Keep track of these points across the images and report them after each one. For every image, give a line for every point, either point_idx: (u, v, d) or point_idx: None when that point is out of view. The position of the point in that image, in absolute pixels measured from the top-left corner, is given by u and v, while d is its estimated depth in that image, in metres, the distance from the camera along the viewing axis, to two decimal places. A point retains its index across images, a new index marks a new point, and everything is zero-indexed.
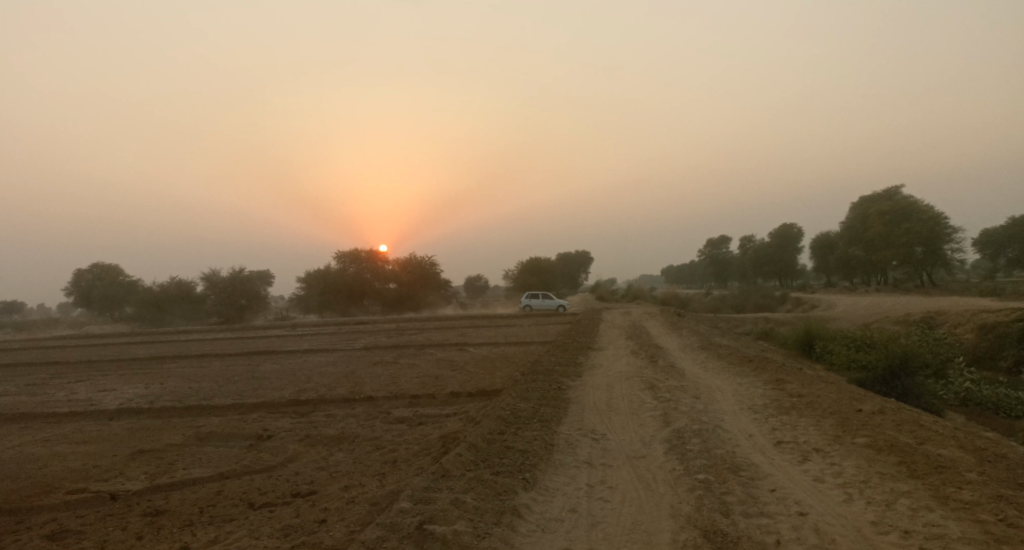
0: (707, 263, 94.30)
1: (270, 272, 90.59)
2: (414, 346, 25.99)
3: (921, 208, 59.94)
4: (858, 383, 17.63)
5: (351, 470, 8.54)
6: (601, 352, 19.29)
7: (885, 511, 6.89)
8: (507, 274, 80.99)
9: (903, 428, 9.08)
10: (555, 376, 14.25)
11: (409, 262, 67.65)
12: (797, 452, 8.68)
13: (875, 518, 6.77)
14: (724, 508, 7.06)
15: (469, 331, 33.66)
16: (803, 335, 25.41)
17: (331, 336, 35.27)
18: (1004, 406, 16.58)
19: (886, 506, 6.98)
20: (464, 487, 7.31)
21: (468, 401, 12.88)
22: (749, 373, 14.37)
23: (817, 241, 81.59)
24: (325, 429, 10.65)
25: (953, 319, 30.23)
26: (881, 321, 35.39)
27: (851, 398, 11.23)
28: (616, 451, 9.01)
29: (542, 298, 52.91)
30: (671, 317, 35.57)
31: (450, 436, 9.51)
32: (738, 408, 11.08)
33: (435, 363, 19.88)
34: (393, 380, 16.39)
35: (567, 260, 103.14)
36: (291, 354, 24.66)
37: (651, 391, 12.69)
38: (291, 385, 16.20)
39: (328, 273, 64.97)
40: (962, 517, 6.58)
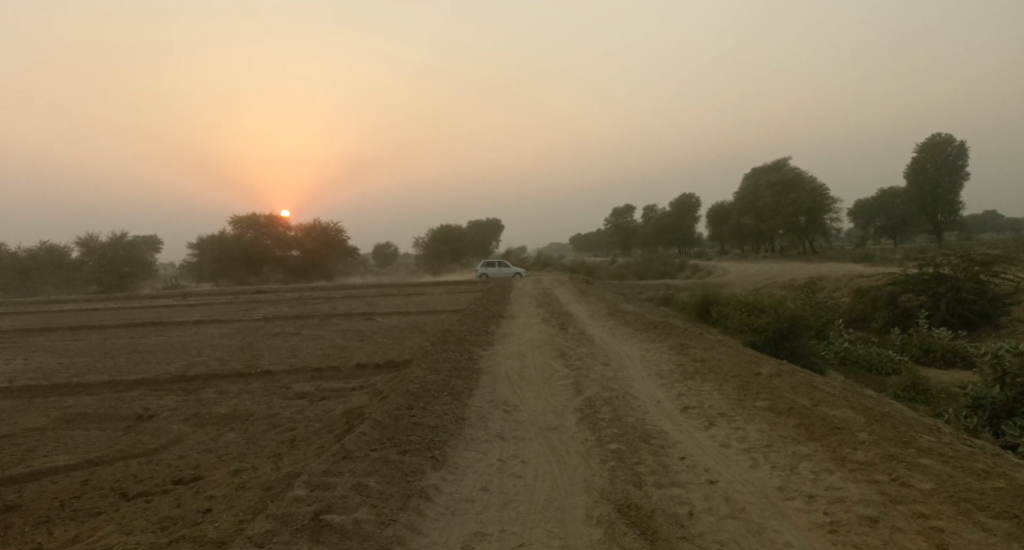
0: (611, 232, 96.51)
1: (158, 237, 84.95)
2: (317, 315, 25.04)
3: (806, 180, 63.57)
4: (750, 345, 18.46)
5: (246, 452, 8.00)
6: (510, 320, 19.20)
7: (789, 475, 7.13)
8: (416, 241, 79.72)
9: (801, 391, 9.48)
10: (464, 345, 14.03)
11: (312, 228, 65.14)
12: (703, 418, 8.88)
13: (780, 483, 6.99)
14: (637, 480, 7.09)
15: (376, 300, 32.85)
16: (701, 301, 26.41)
17: (227, 307, 33.48)
18: (878, 364, 17.86)
19: (790, 471, 7.23)
20: (366, 471, 6.97)
21: (374, 374, 12.45)
22: (654, 339, 14.69)
23: (712, 210, 85.11)
24: (216, 407, 9.96)
25: (833, 284, 32.34)
26: (770, 286, 37.38)
27: (750, 362, 11.65)
28: (528, 423, 8.91)
29: (498, 267, 49.88)
30: (578, 284, 36.14)
31: (355, 411, 9.10)
32: (646, 374, 11.26)
33: (339, 334, 19.18)
34: (293, 352, 15.65)
35: (476, 227, 102.69)
36: (181, 325, 23.15)
37: (561, 359, 12.70)
38: (180, 359, 15.14)
39: (222, 239, 61.54)
40: (859, 479, 6.90)
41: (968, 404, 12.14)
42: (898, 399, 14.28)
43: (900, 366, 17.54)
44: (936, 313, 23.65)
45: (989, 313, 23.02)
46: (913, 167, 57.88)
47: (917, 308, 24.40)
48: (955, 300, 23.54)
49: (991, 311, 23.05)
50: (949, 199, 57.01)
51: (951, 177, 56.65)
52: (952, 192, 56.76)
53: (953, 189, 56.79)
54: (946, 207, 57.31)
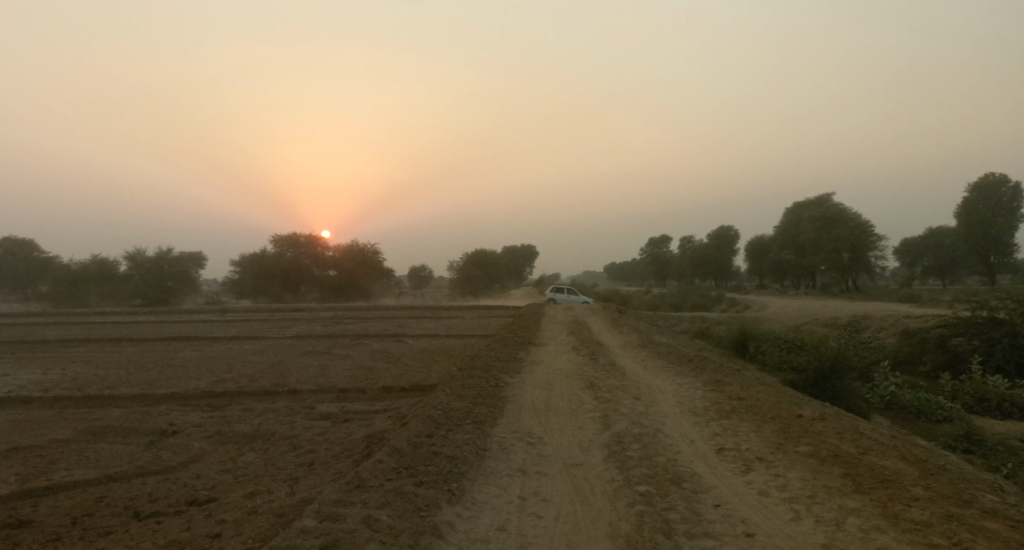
0: (648, 262, 95.58)
1: (201, 253, 86.97)
2: (348, 335, 25.05)
3: (850, 216, 62.13)
4: (790, 385, 17.76)
5: (262, 474, 7.82)
6: (541, 348, 18.89)
7: (834, 531, 6.62)
8: (452, 265, 80.02)
9: (845, 438, 8.94)
10: (493, 372, 13.74)
11: (350, 249, 65.96)
12: (739, 461, 8.42)
13: (824, 540, 6.48)
14: (666, 528, 6.67)
15: (409, 322, 32.81)
16: (738, 335, 25.70)
17: (263, 323, 33.84)
18: (926, 410, 16.98)
19: (835, 526, 6.72)
20: (379, 503, 6.70)
21: (400, 397, 12.24)
22: (689, 373, 14.21)
23: (752, 244, 83.69)
24: (237, 425, 9.84)
25: (877, 324, 31.22)
26: (811, 323, 36.32)
27: (790, 402, 11.12)
28: (553, 457, 8.56)
29: (569, 293, 48.34)
30: (613, 314, 35.61)
31: (376, 436, 8.87)
32: (680, 410, 10.82)
33: (369, 355, 19.08)
34: (320, 372, 15.58)
35: (512, 253, 102.79)
36: (215, 340, 23.38)
37: (591, 390, 12.33)
38: (209, 375, 15.18)
39: (263, 257, 62.65)
40: (912, 540, 6.35)
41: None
42: (948, 449, 13.48)
43: (950, 414, 16.63)
44: (989, 359, 22.52)
45: None
46: (964, 207, 56.11)
47: (968, 353, 23.28)
48: (1010, 347, 22.40)
49: None
50: (1002, 241, 54.85)
51: (1004, 219, 54.75)
52: (1005, 233, 54.61)
53: (1006, 230, 54.69)
54: (999, 248, 55.10)
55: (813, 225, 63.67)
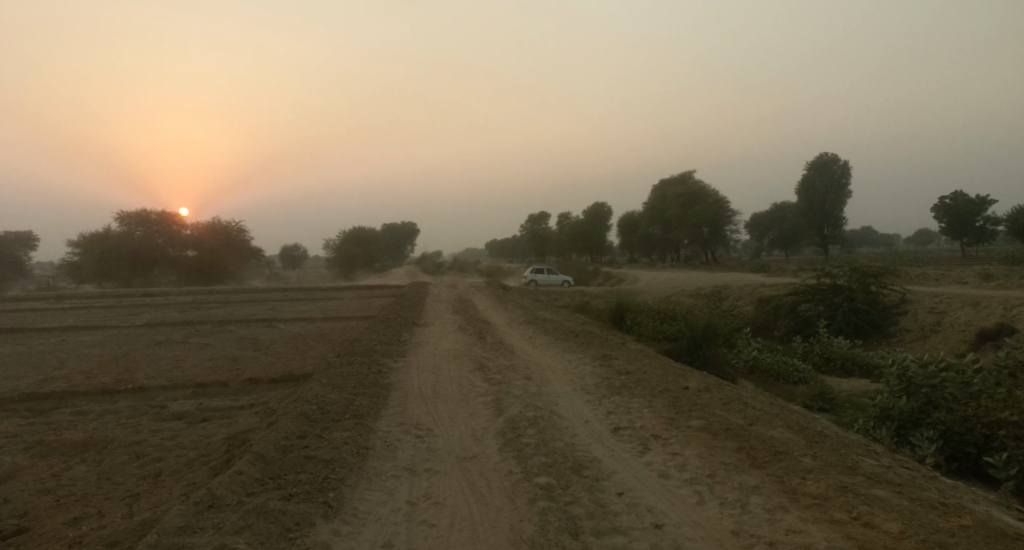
0: (525, 238, 96.72)
1: (33, 234, 77.83)
2: (210, 321, 23.07)
3: (708, 193, 65.79)
4: (665, 355, 18.21)
5: (97, 492, 6.67)
6: (424, 328, 18.22)
7: (741, 515, 6.56)
8: (326, 244, 76.81)
9: (734, 409, 9.09)
10: (373, 357, 12.93)
11: (211, 227, 61.56)
12: (636, 442, 8.31)
13: (733, 526, 6.41)
14: (572, 527, 6.32)
15: (279, 304, 30.94)
16: (614, 308, 26.27)
17: (110, 311, 30.67)
18: (785, 373, 17.86)
19: (741, 509, 6.68)
20: (236, 527, 5.83)
21: (270, 389, 11.17)
22: (576, 349, 14.13)
23: (622, 219, 86.70)
24: (68, 434, 8.46)
25: (737, 293, 33.07)
26: (679, 294, 38.03)
27: (676, 374, 11.24)
28: (445, 450, 8.02)
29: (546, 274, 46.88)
30: (493, 291, 35.41)
31: (242, 437, 7.92)
32: (571, 389, 10.63)
33: (233, 342, 17.54)
34: (176, 364, 14.05)
35: (389, 230, 100.39)
36: (49, 332, 20.73)
37: (478, 372, 11.88)
38: (38, 373, 13.24)
39: (108, 236, 56.89)
40: (818, 518, 6.41)
41: (876, 415, 12.09)
42: (805, 408, 14.20)
43: (806, 376, 17.64)
44: (834, 322, 24.29)
45: (880, 323, 23.84)
46: (804, 184, 60.86)
47: (816, 317, 25.06)
48: (851, 310, 24.27)
49: (884, 321, 23.92)
50: (834, 215, 60.35)
51: (835, 194, 59.97)
52: (837, 208, 60.10)
53: (838, 205, 60.12)
54: (831, 222, 60.53)
55: (677, 201, 66.86)
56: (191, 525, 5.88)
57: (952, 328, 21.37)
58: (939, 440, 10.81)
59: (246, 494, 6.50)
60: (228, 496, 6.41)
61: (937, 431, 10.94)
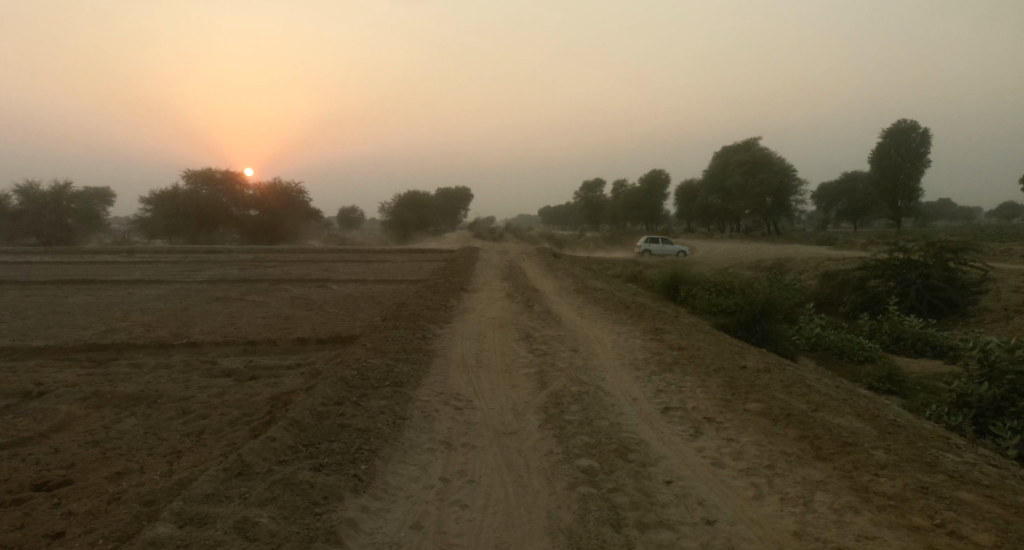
0: (581, 205, 95.49)
1: (108, 190, 81.15)
2: (266, 279, 23.48)
3: (774, 161, 63.27)
4: (721, 329, 17.54)
5: (139, 447, 6.75)
6: (473, 294, 18.05)
7: (805, 514, 6.13)
8: (383, 206, 77.47)
9: (796, 393, 8.60)
10: (419, 322, 12.82)
11: (272, 187, 62.78)
12: (688, 424, 7.95)
13: (795, 527, 5.97)
14: (614, 518, 6.01)
15: (334, 265, 31.30)
16: (670, 279, 25.53)
17: (174, 266, 31.67)
18: (850, 351, 16.96)
19: (805, 507, 6.24)
20: (263, 499, 5.75)
21: (316, 350, 11.19)
22: (627, 321, 13.67)
23: (682, 187, 84.47)
24: (119, 386, 8.63)
25: (800, 266, 31.73)
26: (738, 266, 36.80)
27: (732, 351, 10.73)
28: (484, 424, 7.82)
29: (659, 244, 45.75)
30: (546, 257, 35.00)
31: (284, 399, 7.90)
32: (620, 363, 10.28)
33: (286, 301, 17.76)
34: (230, 320, 14.29)
35: (445, 194, 100.63)
36: (114, 285, 21.46)
37: (525, 342, 11.61)
38: (99, 324, 13.65)
39: (175, 193, 58.67)
40: (893, 525, 5.88)
41: (951, 401, 11.25)
42: (871, 389, 13.40)
43: (872, 354, 16.69)
44: (905, 300, 22.97)
45: (957, 302, 22.42)
46: (880, 151, 57.82)
47: (886, 294, 23.70)
48: (924, 288, 22.88)
49: (960, 299, 22.49)
50: (908, 186, 57.25)
51: (913, 164, 56.70)
52: (913, 178, 56.84)
53: (914, 176, 56.79)
54: (906, 193, 57.47)
55: (740, 169, 64.55)
56: (219, 494, 5.85)
57: None
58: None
59: (278, 463, 6.44)
60: (258, 463, 6.37)
61: (1021, 421, 10.17)
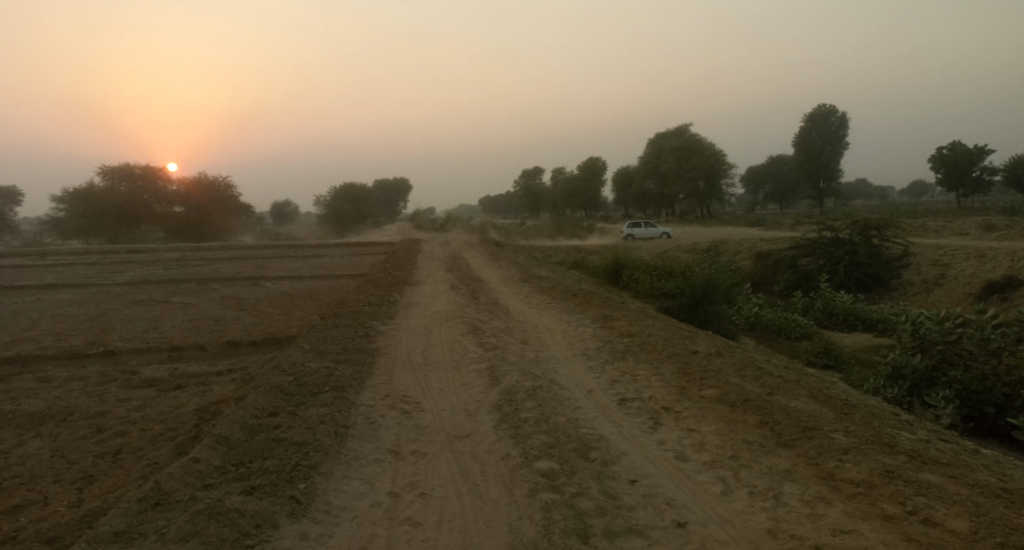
0: (519, 194, 95.54)
1: (18, 190, 76.35)
2: (194, 279, 22.31)
3: (705, 146, 64.65)
4: (664, 312, 17.60)
5: (46, 474, 6.09)
6: (415, 287, 17.55)
7: (777, 507, 6.01)
8: (317, 199, 75.49)
9: (751, 378, 8.63)
10: (360, 319, 12.28)
11: (197, 182, 60.17)
12: (646, 415, 7.83)
13: (769, 524, 5.77)
14: (580, 526, 5.71)
15: (267, 262, 30.12)
16: (611, 264, 25.61)
17: (92, 268, 29.86)
18: (787, 328, 17.28)
19: (775, 499, 6.12)
20: (183, 533, 5.16)
21: (250, 353, 10.54)
22: (574, 309, 13.46)
23: (617, 174, 85.47)
24: (25, 404, 7.83)
25: (735, 247, 32.39)
26: (675, 250, 37.35)
27: (682, 337, 10.68)
28: (434, 429, 7.44)
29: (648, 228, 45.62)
30: (486, 247, 34.69)
31: (213, 411, 7.31)
32: (571, 354, 10.08)
33: (216, 302, 16.85)
34: (154, 325, 13.39)
35: (382, 185, 98.92)
36: (24, 291, 19.96)
37: (472, 335, 11.25)
38: (5, 335, 12.55)
39: (91, 191, 55.48)
40: (867, 517, 5.74)
41: (887, 374, 11.58)
42: (810, 366, 13.62)
43: (809, 331, 17.06)
44: (835, 276, 23.67)
45: (882, 277, 23.24)
46: (801, 135, 59.71)
47: (816, 272, 24.34)
48: (852, 264, 23.61)
49: (885, 274, 23.33)
50: (830, 167, 59.49)
51: (832, 147, 58.88)
52: (834, 160, 59.06)
53: (834, 158, 59.07)
54: (827, 174, 59.72)
55: (673, 154, 65.68)
56: (134, 529, 5.25)
57: (957, 282, 20.82)
58: (956, 399, 10.31)
59: (203, 487, 5.88)
60: (181, 489, 5.79)
61: (953, 391, 10.45)
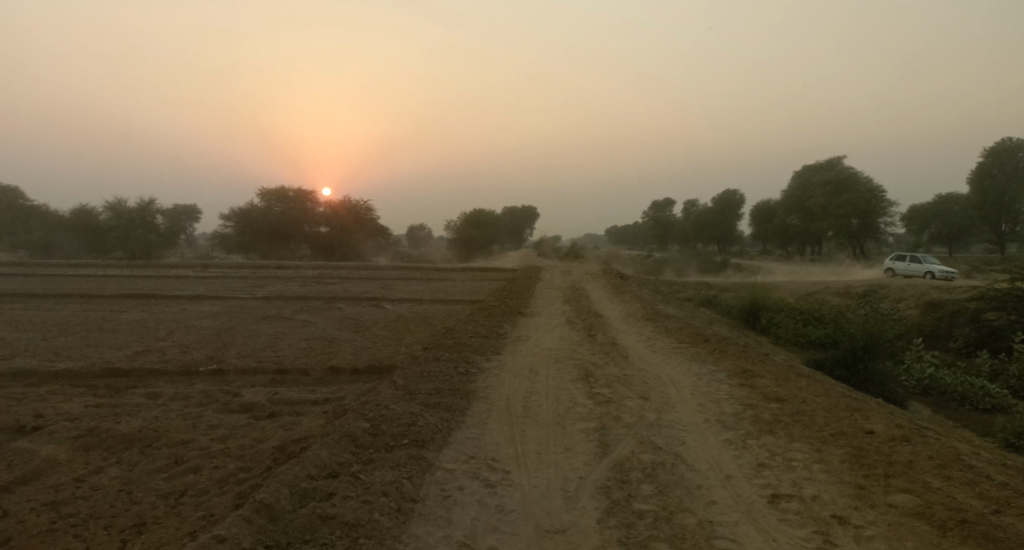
0: (650, 225, 93.03)
1: (195, 209, 84.80)
2: (323, 296, 22.80)
3: (859, 181, 59.59)
4: (815, 366, 15.41)
5: (100, 516, 5.88)
6: (533, 319, 16.63)
7: None
8: (451, 224, 77.37)
9: (954, 485, 6.76)
10: (468, 354, 11.43)
11: (343, 205, 63.68)
12: (805, 527, 6.25)
13: None
14: None
15: (394, 283, 30.57)
16: (748, 305, 23.41)
17: (238, 281, 31.78)
18: (971, 398, 14.54)
19: None
20: None
21: (349, 381, 10.02)
22: (706, 359, 11.86)
23: (757, 208, 81.03)
24: (119, 422, 7.82)
25: (897, 294, 28.82)
26: (823, 291, 34.04)
27: (845, 410, 8.82)
28: (523, 517, 6.30)
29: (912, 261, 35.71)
30: (612, 279, 33.38)
31: (282, 461, 6.72)
32: (704, 420, 8.61)
33: (334, 322, 16.78)
34: (270, 343, 13.36)
35: (513, 213, 100.10)
36: (172, 301, 21.20)
37: (585, 383, 10.02)
38: (137, 344, 12.98)
39: (250, 210, 59.94)
40: None
41: None
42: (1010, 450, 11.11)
43: (1001, 402, 14.28)
44: None
45: None
46: (979, 172, 53.25)
47: (1007, 330, 20.72)
48: None
49: None
50: (1014, 208, 52.53)
51: (1017, 186, 52.08)
52: (1019, 201, 52.18)
53: (1019, 198, 52.20)
54: (1011, 216, 52.82)
55: (823, 190, 61.11)
56: None
57: None
58: None
59: None
60: None
61: None
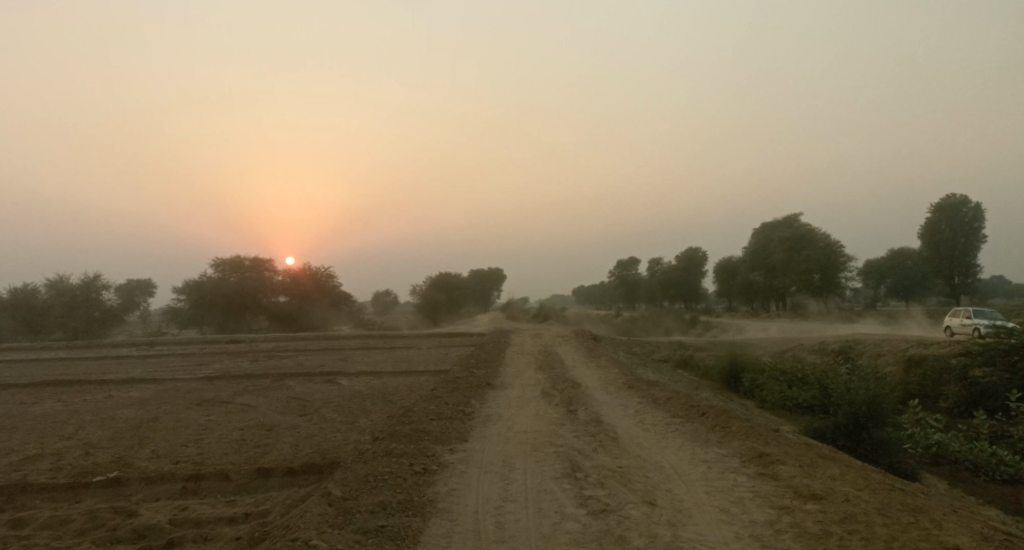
0: (615, 285, 92.64)
1: (148, 281, 81.29)
2: (272, 373, 20.83)
3: (818, 237, 60.18)
4: (815, 436, 14.00)
5: None
6: (503, 393, 15.01)
7: None
8: (414, 290, 75.75)
9: None
10: (428, 445, 9.74)
11: (302, 273, 61.71)
12: None
13: None
14: None
15: (353, 354, 28.66)
16: (728, 365, 22.10)
17: (182, 359, 29.39)
18: (987, 466, 13.29)
19: None
20: None
21: (280, 488, 8.33)
22: (710, 440, 10.37)
23: (721, 265, 81.40)
24: None
25: (874, 349, 27.94)
26: (797, 347, 33.17)
27: (900, 515, 7.36)
28: None
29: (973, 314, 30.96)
30: (583, 342, 32.06)
31: None
32: (720, 537, 7.04)
33: (278, 404, 14.87)
34: (197, 435, 11.48)
35: (479, 277, 99.06)
36: (98, 386, 18.99)
37: (571, 482, 8.41)
38: (35, 446, 11.01)
39: (204, 281, 57.39)
40: None
41: None
42: None
43: (1019, 471, 13.07)
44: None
45: None
46: (928, 229, 53.95)
47: (1001, 386, 19.66)
48: None
49: None
50: (965, 261, 53.18)
51: (966, 241, 52.87)
52: (969, 254, 52.97)
53: (969, 251, 53.00)
54: (961, 270, 53.44)
55: (783, 246, 61.53)
56: None
57: None
58: None
59: None
60: None
61: None
